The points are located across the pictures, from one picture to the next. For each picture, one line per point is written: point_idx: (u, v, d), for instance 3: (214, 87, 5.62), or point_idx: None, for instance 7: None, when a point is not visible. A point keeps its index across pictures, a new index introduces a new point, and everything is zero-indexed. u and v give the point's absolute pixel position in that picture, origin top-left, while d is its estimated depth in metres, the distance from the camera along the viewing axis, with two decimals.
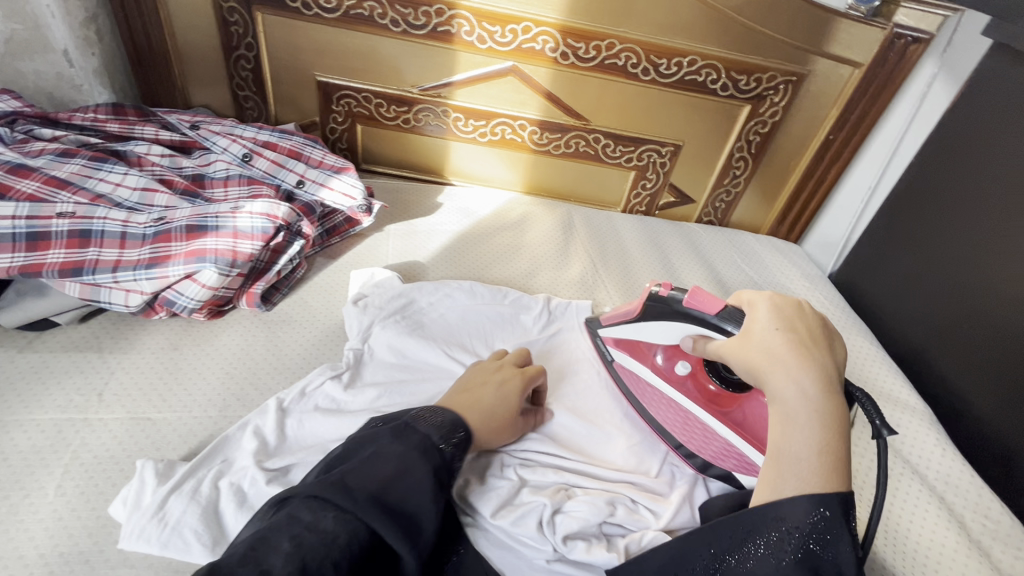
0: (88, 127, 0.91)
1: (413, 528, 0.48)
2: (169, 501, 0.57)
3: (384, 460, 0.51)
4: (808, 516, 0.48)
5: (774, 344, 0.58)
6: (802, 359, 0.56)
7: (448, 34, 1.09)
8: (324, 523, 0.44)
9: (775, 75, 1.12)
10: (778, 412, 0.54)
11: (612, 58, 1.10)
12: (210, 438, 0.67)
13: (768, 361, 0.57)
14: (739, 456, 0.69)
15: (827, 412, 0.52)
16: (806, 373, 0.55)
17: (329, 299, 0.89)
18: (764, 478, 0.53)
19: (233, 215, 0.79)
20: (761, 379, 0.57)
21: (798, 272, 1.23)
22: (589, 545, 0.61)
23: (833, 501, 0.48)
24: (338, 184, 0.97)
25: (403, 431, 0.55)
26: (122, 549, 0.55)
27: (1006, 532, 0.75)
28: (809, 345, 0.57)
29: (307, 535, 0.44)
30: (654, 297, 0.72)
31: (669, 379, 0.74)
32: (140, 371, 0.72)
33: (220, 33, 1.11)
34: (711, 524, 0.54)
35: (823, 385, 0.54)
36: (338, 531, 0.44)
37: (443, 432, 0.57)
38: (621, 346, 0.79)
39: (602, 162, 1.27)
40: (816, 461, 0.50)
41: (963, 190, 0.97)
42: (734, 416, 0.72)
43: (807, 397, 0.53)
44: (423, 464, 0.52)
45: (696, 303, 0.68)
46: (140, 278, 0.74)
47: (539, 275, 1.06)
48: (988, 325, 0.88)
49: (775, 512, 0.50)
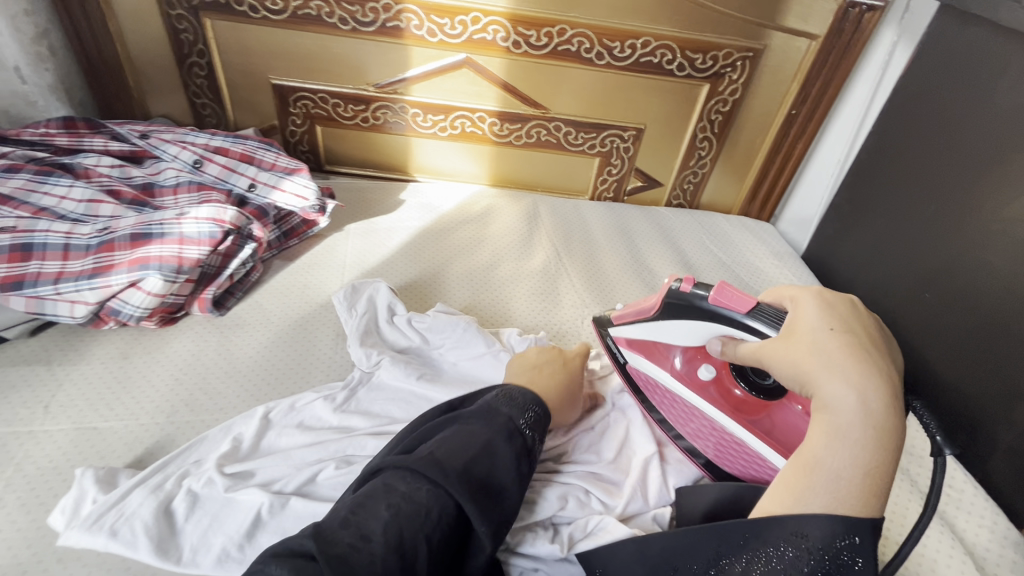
0: (38, 143, 0.90)
1: (495, 507, 0.49)
2: (133, 493, 0.59)
3: (469, 440, 0.52)
4: (835, 537, 0.42)
5: (829, 344, 0.49)
6: (864, 365, 0.47)
7: (397, 30, 1.08)
8: (418, 496, 0.47)
9: (731, 52, 1.11)
10: (825, 420, 0.46)
11: (565, 44, 1.09)
12: (155, 443, 0.67)
13: (821, 363, 0.48)
14: (769, 467, 0.64)
15: (886, 430, 0.44)
16: (869, 381, 0.46)
17: (283, 300, 0.89)
18: (786, 483, 0.46)
19: (178, 221, 0.79)
20: (811, 382, 0.48)
21: (768, 250, 1.22)
22: (534, 536, 0.59)
23: (864, 526, 0.42)
24: (290, 186, 0.97)
25: (487, 411, 0.56)
26: (58, 548, 0.56)
27: (969, 501, 0.74)
28: (869, 348, 0.49)
29: (403, 505, 0.46)
30: (673, 293, 0.66)
31: (691, 385, 0.71)
32: (88, 381, 0.72)
33: (171, 41, 1.11)
34: (718, 525, 0.49)
35: (888, 398, 0.45)
36: (432, 505, 0.46)
37: (524, 413, 0.57)
38: (635, 347, 0.74)
39: (565, 150, 1.26)
40: (859, 482, 0.43)
41: (922, 157, 0.95)
42: (762, 424, 0.67)
43: (866, 410, 0.45)
44: (504, 445, 0.53)
45: (721, 300, 0.61)
46: (83, 288, 0.74)
47: (500, 266, 1.05)
48: (950, 292, 0.87)
49: (795, 527, 0.44)
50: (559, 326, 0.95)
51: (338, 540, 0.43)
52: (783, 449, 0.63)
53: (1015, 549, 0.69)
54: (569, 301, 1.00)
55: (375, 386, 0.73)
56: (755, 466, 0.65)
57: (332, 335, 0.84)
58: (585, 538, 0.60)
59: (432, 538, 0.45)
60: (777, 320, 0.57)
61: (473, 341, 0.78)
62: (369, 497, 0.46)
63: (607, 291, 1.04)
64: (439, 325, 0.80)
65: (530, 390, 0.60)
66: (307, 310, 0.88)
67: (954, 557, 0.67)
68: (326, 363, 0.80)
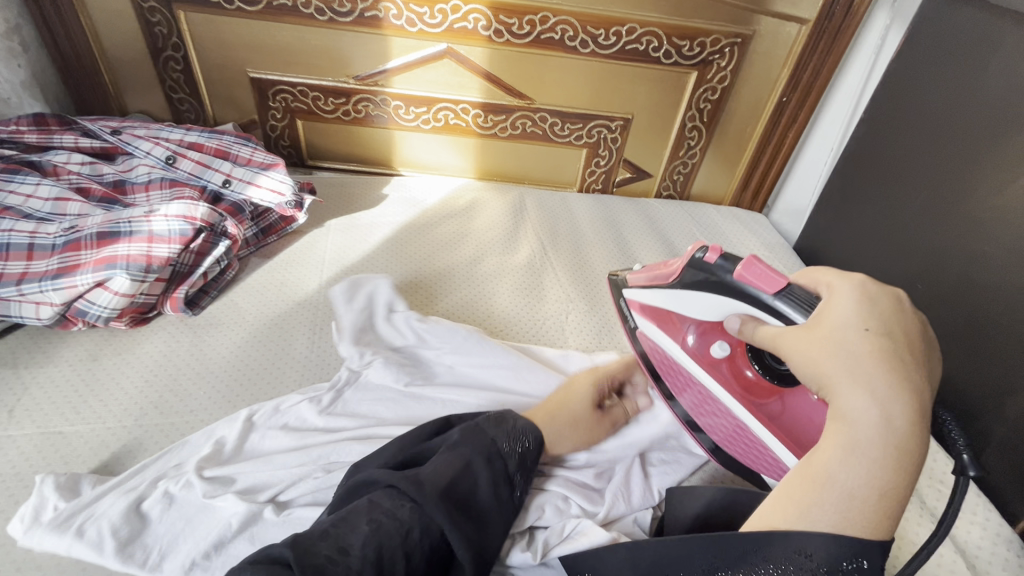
0: (7, 139, 0.89)
1: (475, 534, 0.47)
2: (107, 495, 0.57)
3: (454, 461, 0.50)
4: (841, 560, 0.37)
5: (857, 345, 0.42)
6: (895, 376, 0.40)
7: (376, 20, 1.05)
8: (400, 512, 0.45)
9: (719, 39, 1.08)
10: (840, 433, 0.40)
11: (548, 32, 1.06)
12: (121, 448, 0.65)
13: (844, 369, 0.42)
14: (771, 457, 0.63)
15: (909, 450, 0.38)
16: (896, 396, 0.39)
17: (259, 298, 0.87)
18: (789, 493, 0.41)
19: (147, 220, 0.78)
20: (830, 388, 0.43)
21: (758, 241, 1.20)
22: (509, 544, 0.58)
23: (875, 549, 0.37)
24: (266, 181, 0.95)
25: (473, 432, 0.54)
26: (21, 547, 0.55)
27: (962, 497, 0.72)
28: (905, 356, 0.42)
29: (385, 521, 0.44)
30: (698, 262, 0.64)
31: (701, 361, 0.68)
32: (54, 385, 0.70)
33: (145, 35, 1.08)
34: (709, 534, 0.45)
35: (916, 416, 0.39)
36: (413, 524, 0.44)
37: (512, 438, 0.56)
38: (649, 315, 0.73)
39: (552, 141, 1.23)
40: (873, 503, 0.38)
41: (914, 144, 0.92)
42: (770, 408, 0.65)
43: (889, 425, 0.39)
44: (485, 471, 0.51)
45: (749, 276, 0.58)
46: (47, 289, 0.72)
47: (484, 260, 1.03)
48: (944, 283, 0.85)
49: (798, 545, 0.38)
50: (544, 321, 0.93)
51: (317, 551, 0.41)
52: (789, 437, 0.62)
53: (1008, 547, 0.67)
54: (555, 295, 0.98)
55: (362, 387, 0.71)
56: (755, 453, 0.65)
57: (308, 333, 0.82)
58: (560, 543, 0.58)
59: (411, 560, 0.43)
60: (806, 305, 0.52)
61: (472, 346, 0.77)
62: (350, 513, 0.44)
63: (594, 284, 1.02)
64: (440, 330, 0.78)
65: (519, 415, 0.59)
66: (284, 307, 0.86)
67: (944, 556, 0.65)
68: (301, 363, 0.78)
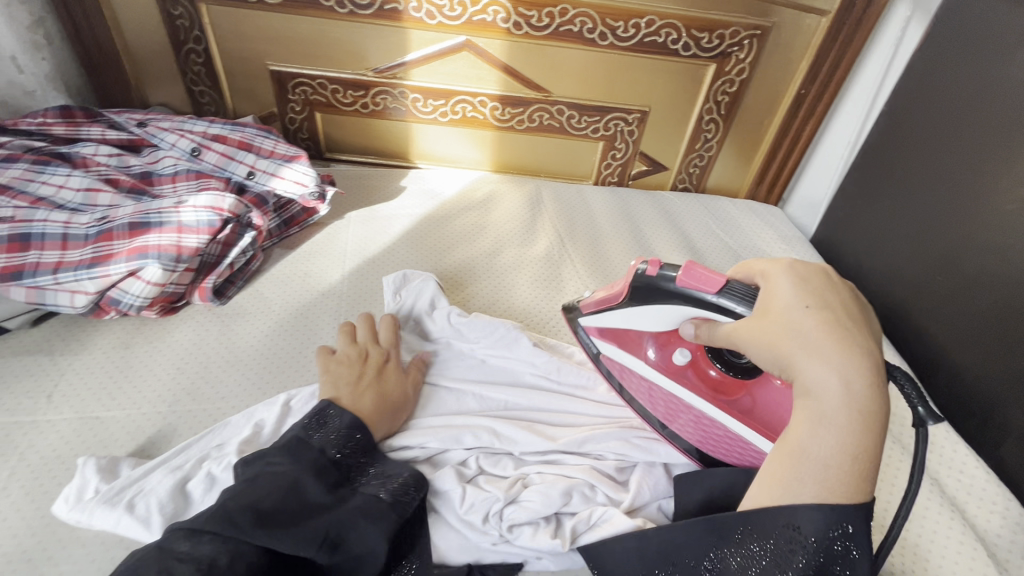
0: (35, 131, 0.91)
1: (309, 527, 0.51)
2: (154, 471, 0.59)
3: (266, 483, 0.53)
4: (828, 529, 0.44)
5: (807, 324, 0.48)
6: (843, 345, 0.47)
7: (396, 12, 1.05)
8: (200, 549, 0.47)
9: (738, 31, 1.08)
10: (808, 407, 0.46)
11: (567, 25, 1.06)
12: (157, 433, 0.67)
13: (802, 345, 0.48)
14: (751, 449, 0.63)
15: (869, 410, 0.45)
16: (850, 363, 0.46)
17: (284, 289, 0.89)
18: (773, 474, 0.47)
19: (176, 210, 0.79)
20: (791, 367, 0.48)
21: (775, 234, 1.20)
22: (536, 530, 0.59)
23: (856, 514, 0.44)
24: (289, 173, 0.96)
25: (296, 447, 0.57)
26: (62, 519, 0.57)
27: (982, 487, 0.73)
28: (847, 324, 0.48)
29: (181, 560, 0.46)
30: (639, 277, 0.64)
31: (666, 371, 0.67)
32: (90, 372, 0.72)
33: (167, 28, 1.09)
34: (707, 519, 0.52)
35: (870, 378, 0.46)
36: (216, 554, 0.46)
37: (334, 439, 0.59)
38: (607, 337, 0.71)
39: (569, 134, 1.24)
40: (846, 467, 0.44)
41: (937, 136, 0.92)
42: (742, 403, 0.65)
43: (849, 392, 0.45)
44: (310, 480, 0.54)
45: (689, 281, 0.59)
46: (83, 277, 0.74)
47: (503, 252, 1.04)
48: (966, 275, 0.85)
49: (788, 520, 0.45)
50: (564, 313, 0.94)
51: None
52: (764, 431, 0.62)
53: None
54: (573, 287, 0.99)
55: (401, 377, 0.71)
56: (738, 449, 0.65)
57: (332, 322, 0.84)
58: (588, 530, 0.60)
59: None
60: (747, 296, 0.55)
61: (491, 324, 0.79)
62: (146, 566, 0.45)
63: (610, 276, 1.03)
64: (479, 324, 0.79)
65: (336, 407, 0.61)
66: (309, 297, 0.88)
67: (963, 544, 0.66)
68: None
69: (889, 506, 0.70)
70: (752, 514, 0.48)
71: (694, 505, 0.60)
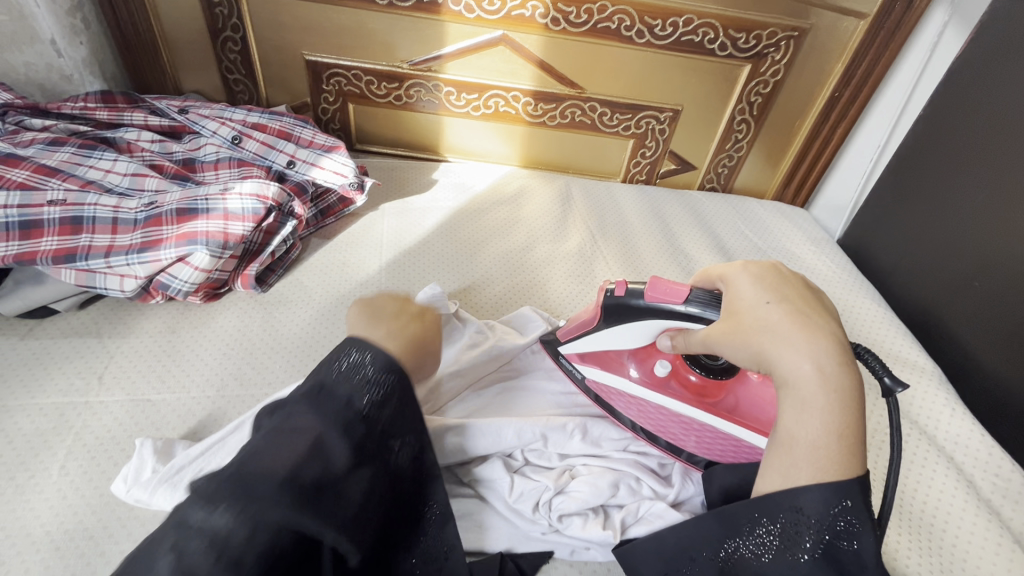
0: (78, 115, 0.91)
1: (328, 505, 0.43)
2: (214, 450, 0.60)
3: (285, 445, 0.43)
4: (829, 507, 0.46)
5: (773, 319, 0.50)
6: (808, 331, 0.49)
7: (435, 5, 1.05)
8: (215, 520, 0.40)
9: (776, 32, 1.08)
10: (790, 396, 0.48)
11: (605, 22, 1.06)
12: (207, 417, 0.67)
13: (772, 340, 0.50)
14: (743, 445, 0.65)
15: (844, 388, 0.47)
16: (817, 347, 0.48)
17: (324, 278, 0.89)
18: (774, 464, 0.49)
19: (223, 197, 0.80)
20: (766, 360, 0.50)
21: (804, 236, 1.20)
22: (586, 521, 0.60)
23: (854, 489, 0.46)
24: (329, 163, 0.97)
25: (318, 398, 0.47)
26: (115, 493, 0.58)
27: (1018, 491, 0.74)
28: (807, 310, 0.51)
29: (194, 537, 0.39)
30: (608, 299, 0.65)
31: (652, 384, 0.68)
32: (138, 354, 0.73)
33: (204, 15, 1.09)
34: (716, 511, 0.52)
35: (839, 357, 0.48)
36: (236, 529, 0.40)
37: (371, 393, 0.48)
38: (589, 361, 0.72)
39: (600, 131, 1.24)
40: (834, 445, 0.46)
41: (978, 142, 0.92)
42: (726, 403, 0.67)
43: (823, 375, 0.47)
44: (335, 442, 0.45)
45: (656, 296, 0.60)
46: (133, 262, 0.75)
47: (536, 248, 1.05)
48: (1002, 281, 0.85)
49: (791, 503, 0.47)
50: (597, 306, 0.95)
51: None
52: (752, 426, 0.64)
53: None
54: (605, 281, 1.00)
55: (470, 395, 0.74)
56: (733, 449, 0.65)
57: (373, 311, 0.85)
58: (636, 523, 0.60)
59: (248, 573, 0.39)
60: (713, 301, 0.58)
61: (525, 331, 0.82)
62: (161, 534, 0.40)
63: (642, 271, 1.04)
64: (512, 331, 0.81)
65: (370, 345, 0.50)
66: (349, 287, 0.88)
67: (1000, 545, 0.67)
68: None
69: (922, 505, 0.71)
70: (756, 500, 0.50)
71: (714, 498, 0.60)
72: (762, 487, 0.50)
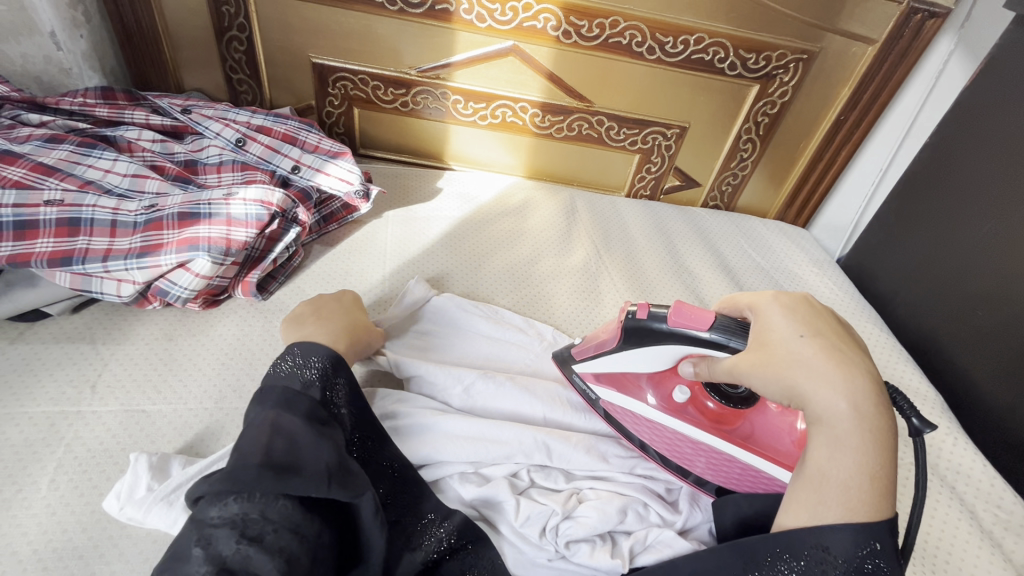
0: (77, 111, 0.89)
1: (309, 476, 0.49)
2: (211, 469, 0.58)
3: (248, 438, 0.51)
4: (858, 548, 0.47)
5: (807, 352, 0.50)
6: (843, 368, 0.49)
7: (446, 13, 1.04)
8: (227, 511, 0.46)
9: (785, 54, 1.08)
10: (822, 432, 0.49)
11: (616, 37, 1.06)
12: (205, 430, 0.65)
13: (808, 376, 0.50)
14: (759, 476, 0.64)
15: (877, 428, 0.48)
16: (854, 386, 0.49)
17: (325, 287, 0.87)
18: (798, 498, 0.50)
19: (226, 202, 0.78)
20: (799, 396, 0.50)
21: (806, 257, 1.20)
22: (593, 548, 0.59)
23: (884, 533, 0.47)
24: (335, 169, 0.95)
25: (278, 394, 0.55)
26: (104, 512, 0.56)
27: (1020, 523, 0.74)
28: (841, 346, 0.51)
29: (215, 529, 0.45)
30: (629, 321, 0.64)
31: (669, 410, 0.68)
32: (135, 362, 0.71)
33: (211, 14, 1.07)
34: (734, 543, 0.53)
35: (874, 397, 0.49)
36: (249, 509, 0.47)
37: (312, 381, 0.59)
38: (604, 382, 0.71)
39: (605, 145, 1.24)
40: (865, 488, 0.48)
41: (983, 171, 0.93)
42: (742, 431, 0.67)
43: (857, 413, 0.48)
44: (297, 421, 0.53)
45: (679, 321, 0.60)
46: (132, 267, 0.73)
47: (541, 261, 1.04)
48: (1005, 313, 0.86)
49: (818, 541, 0.48)
50: (604, 322, 0.94)
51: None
52: (771, 457, 0.64)
53: None
54: (612, 300, 0.99)
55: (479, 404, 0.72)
56: (751, 479, 0.65)
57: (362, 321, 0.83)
58: (644, 551, 0.59)
59: (274, 540, 0.46)
60: (742, 331, 0.57)
61: (531, 341, 0.84)
62: (182, 539, 0.46)
63: (649, 292, 1.02)
64: (519, 346, 0.83)
65: (308, 346, 0.62)
66: None
67: None
68: None
69: (928, 535, 0.71)
70: (779, 535, 0.50)
71: (727, 525, 0.60)
72: (785, 522, 0.51)
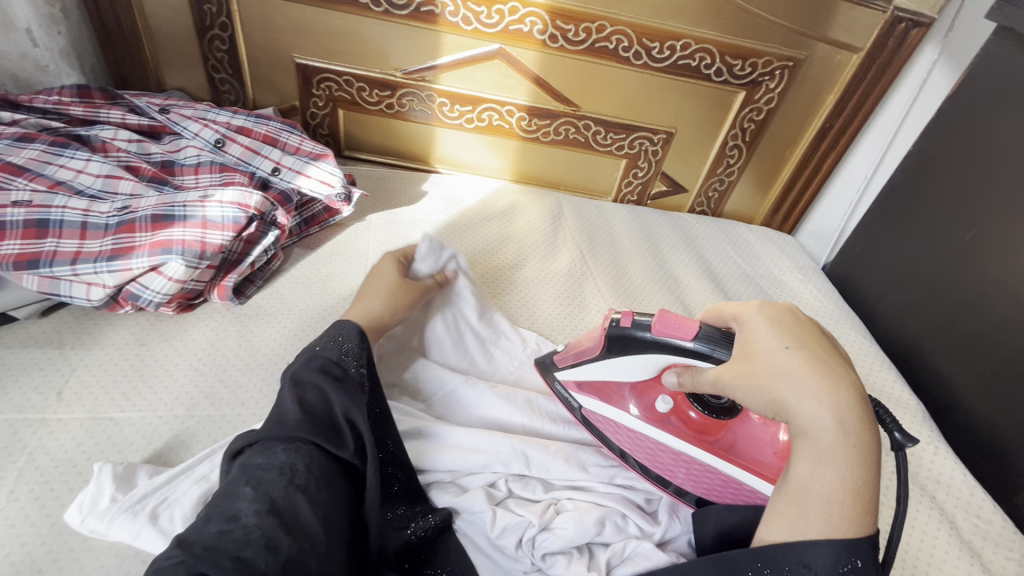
0: (51, 109, 0.87)
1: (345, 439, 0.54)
2: (179, 479, 0.57)
3: (283, 397, 0.55)
4: (839, 565, 0.46)
5: (792, 365, 0.50)
6: (829, 381, 0.49)
7: (431, 15, 1.03)
8: (275, 459, 0.50)
9: (771, 60, 1.08)
10: (807, 446, 0.49)
11: (603, 41, 1.06)
12: (175, 439, 0.64)
13: (792, 389, 0.49)
14: (740, 487, 0.64)
15: (861, 443, 0.48)
16: (839, 401, 0.48)
17: (305, 291, 0.86)
18: (780, 512, 0.50)
19: (202, 204, 0.76)
20: (784, 409, 0.50)
21: (791, 263, 1.20)
22: (570, 560, 0.58)
23: (865, 551, 0.47)
24: (316, 172, 0.93)
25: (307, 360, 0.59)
26: (65, 523, 0.54)
27: (998, 533, 0.74)
28: (822, 358, 0.51)
29: (261, 474, 0.49)
30: (613, 329, 0.64)
31: (651, 420, 0.67)
32: (103, 368, 0.69)
33: (193, 12, 1.05)
34: (713, 556, 0.51)
35: (860, 413, 0.48)
36: (294, 460, 0.50)
37: (338, 349, 0.61)
38: (586, 391, 0.70)
39: (592, 149, 1.23)
40: (848, 504, 0.47)
41: (965, 180, 0.94)
42: (724, 442, 0.66)
43: (842, 428, 0.48)
44: (331, 384, 0.56)
45: (664, 330, 0.59)
46: (102, 270, 0.71)
47: (524, 267, 1.03)
48: (986, 321, 0.86)
49: (800, 557, 0.47)
50: (587, 330, 0.93)
51: (224, 554, 0.43)
52: (752, 469, 0.63)
53: None
54: (596, 307, 0.98)
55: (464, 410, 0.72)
56: (732, 490, 0.64)
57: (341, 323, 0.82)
58: (621, 564, 0.58)
59: (316, 492, 0.49)
60: (727, 342, 0.56)
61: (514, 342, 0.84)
62: (232, 483, 0.49)
63: (634, 299, 1.01)
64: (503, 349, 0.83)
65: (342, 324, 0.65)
66: (332, 301, 0.85)
67: None
68: None
69: (909, 545, 0.71)
70: (762, 549, 0.49)
71: (708, 535, 0.59)
72: (766, 536, 0.50)
